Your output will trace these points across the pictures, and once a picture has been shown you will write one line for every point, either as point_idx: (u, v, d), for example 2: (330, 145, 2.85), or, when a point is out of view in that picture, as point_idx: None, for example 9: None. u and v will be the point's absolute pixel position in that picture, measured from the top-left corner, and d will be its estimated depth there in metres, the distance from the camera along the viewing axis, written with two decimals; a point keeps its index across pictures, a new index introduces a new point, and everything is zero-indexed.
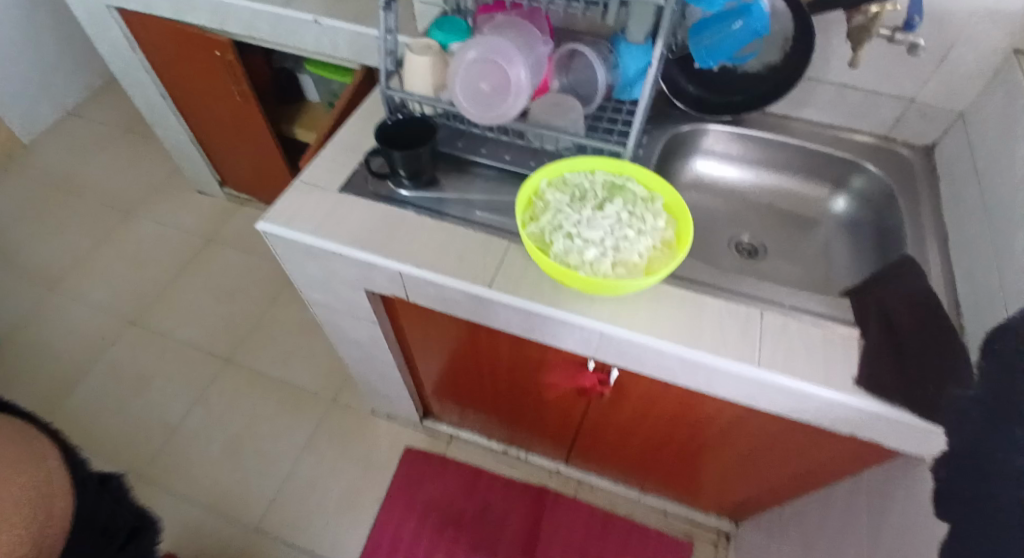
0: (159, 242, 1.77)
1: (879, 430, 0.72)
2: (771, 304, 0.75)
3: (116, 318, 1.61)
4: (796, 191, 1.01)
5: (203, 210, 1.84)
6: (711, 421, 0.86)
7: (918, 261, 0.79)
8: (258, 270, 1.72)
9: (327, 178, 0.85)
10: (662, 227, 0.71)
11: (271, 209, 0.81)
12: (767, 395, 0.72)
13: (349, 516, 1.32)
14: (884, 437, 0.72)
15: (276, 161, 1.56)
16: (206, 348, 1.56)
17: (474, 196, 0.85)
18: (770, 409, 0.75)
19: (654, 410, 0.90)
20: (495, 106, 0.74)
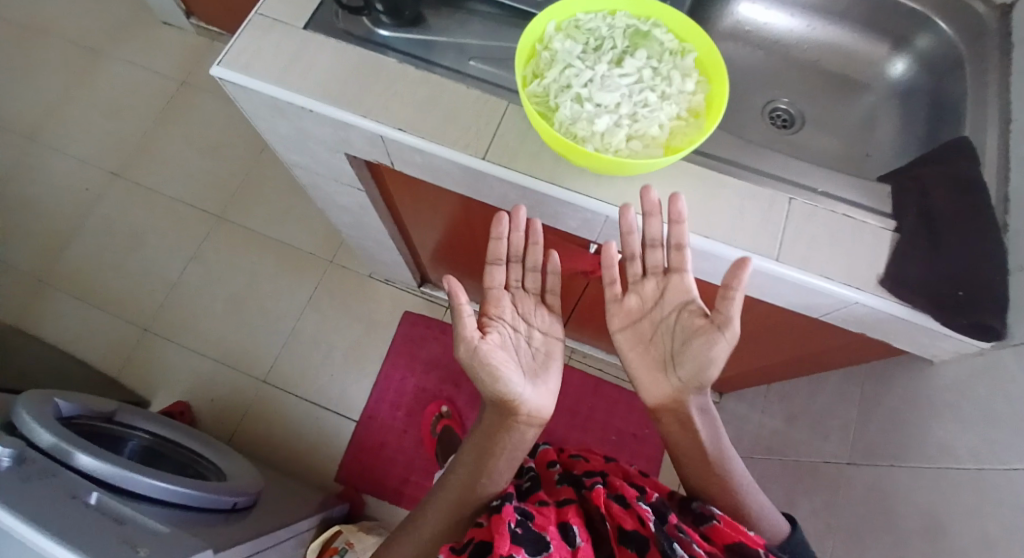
0: (132, 88, 1.62)
1: (892, 331, 0.68)
2: (801, 189, 0.66)
3: (102, 172, 1.54)
4: (850, 47, 0.86)
5: (173, 50, 1.65)
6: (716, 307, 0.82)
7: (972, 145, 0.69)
8: (241, 119, 1.58)
9: (288, 10, 0.69)
10: (690, 90, 0.60)
11: (226, 52, 0.67)
12: (780, 290, 0.67)
13: (351, 372, 1.36)
14: (895, 337, 0.69)
15: None
16: (197, 205, 1.50)
17: (467, 42, 0.71)
18: (780, 302, 0.71)
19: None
20: None
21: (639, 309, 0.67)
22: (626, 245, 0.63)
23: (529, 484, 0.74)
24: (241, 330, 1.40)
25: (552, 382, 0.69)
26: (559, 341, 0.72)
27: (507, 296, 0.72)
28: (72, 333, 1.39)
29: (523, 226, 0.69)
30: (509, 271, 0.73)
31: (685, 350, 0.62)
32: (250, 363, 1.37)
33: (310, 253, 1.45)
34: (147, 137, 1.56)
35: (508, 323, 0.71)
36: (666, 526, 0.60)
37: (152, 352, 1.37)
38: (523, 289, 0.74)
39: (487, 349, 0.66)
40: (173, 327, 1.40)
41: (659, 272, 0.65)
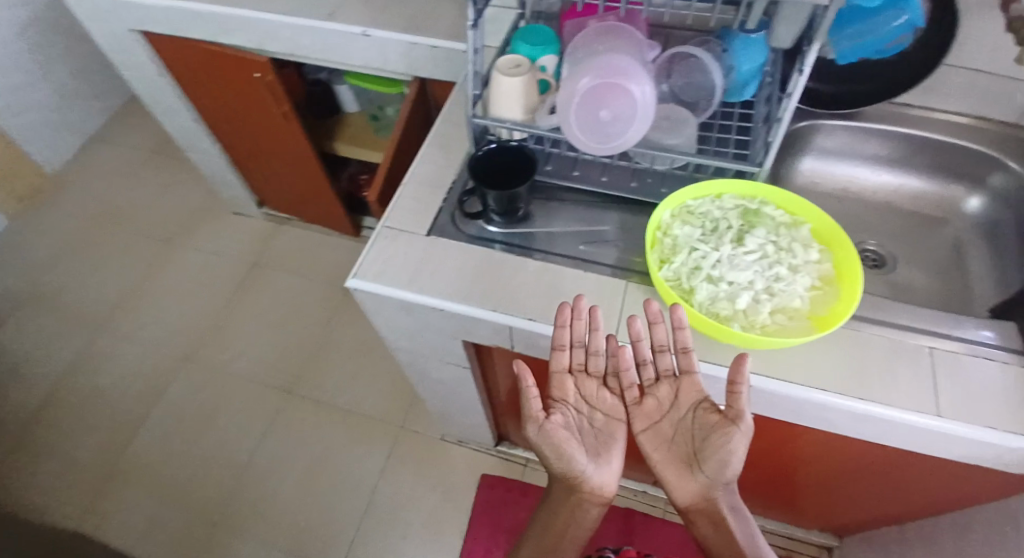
0: (201, 272, 1.69)
1: None
2: (939, 337, 0.64)
3: (170, 355, 1.55)
4: (926, 190, 0.89)
5: (242, 233, 1.75)
6: (853, 457, 0.78)
7: None
8: (305, 291, 1.63)
9: (412, 220, 0.77)
10: (814, 258, 0.62)
11: (359, 263, 0.73)
12: (940, 444, 0.63)
13: (430, 549, 1.26)
14: None
15: (320, 183, 1.45)
16: (263, 379, 1.49)
17: (575, 229, 0.76)
18: (942, 455, 0.65)
19: (777, 441, 0.82)
20: (614, 134, 0.63)
21: (659, 408, 0.61)
22: (636, 353, 0.61)
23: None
24: (314, 511, 1.32)
25: (617, 460, 0.61)
26: (622, 424, 0.63)
27: (571, 381, 0.63)
28: (135, 532, 1.31)
29: (585, 315, 0.60)
30: (574, 355, 0.63)
31: (705, 446, 0.57)
32: (325, 548, 1.28)
33: (381, 421, 1.42)
34: (215, 317, 1.60)
35: (572, 407, 0.63)
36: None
37: (221, 545, 1.29)
38: (585, 372, 0.63)
39: (547, 435, 0.60)
40: (243, 514, 1.32)
41: (671, 376, 0.61)
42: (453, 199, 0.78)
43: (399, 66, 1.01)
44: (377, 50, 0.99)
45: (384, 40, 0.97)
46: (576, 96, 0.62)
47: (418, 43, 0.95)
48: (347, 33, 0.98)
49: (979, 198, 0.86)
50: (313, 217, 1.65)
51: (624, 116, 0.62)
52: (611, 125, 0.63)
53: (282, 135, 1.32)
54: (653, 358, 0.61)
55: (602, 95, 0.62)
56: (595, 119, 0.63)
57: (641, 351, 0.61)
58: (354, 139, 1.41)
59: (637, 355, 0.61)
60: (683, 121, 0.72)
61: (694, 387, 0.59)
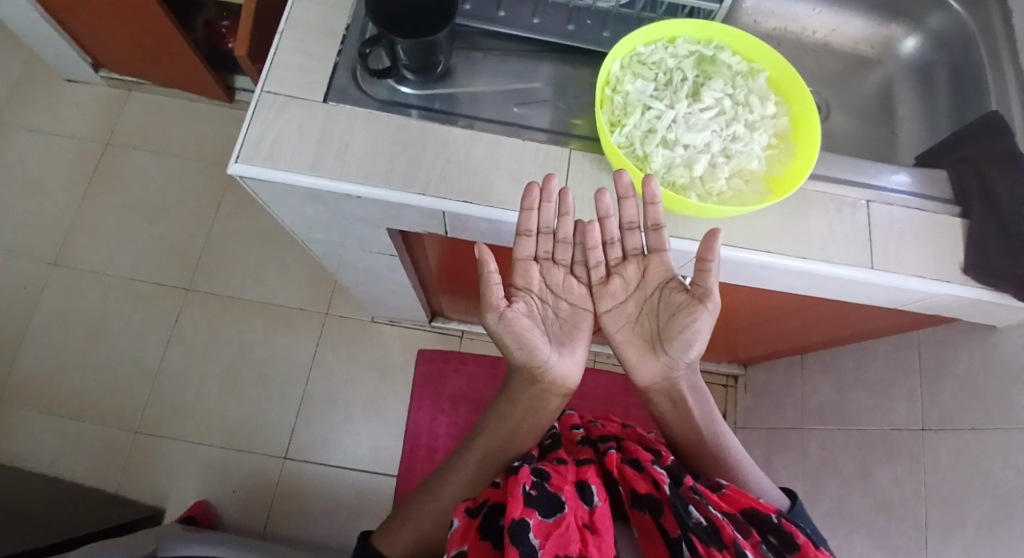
0: (42, 159, 1.39)
1: (963, 310, 0.67)
2: (873, 189, 0.64)
3: (32, 262, 1.32)
4: (860, 32, 0.85)
5: (84, 107, 1.43)
6: (782, 307, 0.81)
7: (1005, 117, 0.69)
8: (185, 173, 1.40)
9: (303, 83, 0.61)
10: (771, 113, 0.57)
11: (241, 143, 0.58)
12: (867, 293, 0.65)
13: (374, 425, 1.27)
14: (966, 314, 0.68)
15: (175, 40, 1.18)
16: (157, 279, 1.33)
17: (504, 88, 0.65)
18: (865, 301, 0.68)
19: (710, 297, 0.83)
20: None
21: (628, 292, 0.59)
22: (604, 233, 0.58)
23: (550, 441, 0.61)
24: (245, 407, 1.26)
25: (580, 350, 0.59)
26: (587, 311, 0.60)
27: (537, 271, 0.59)
28: (45, 455, 1.20)
29: (554, 197, 0.55)
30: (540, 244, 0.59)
31: (669, 326, 0.56)
32: (264, 441, 1.24)
33: (301, 310, 1.33)
34: (78, 212, 1.36)
35: (536, 296, 0.59)
36: (681, 489, 0.51)
37: (148, 453, 1.22)
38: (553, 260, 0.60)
39: (512, 321, 0.56)
40: (167, 420, 1.24)
41: (639, 256, 0.58)
42: (353, 53, 0.63)
43: None
44: None
45: None
46: None
47: None
48: None
49: (913, 36, 0.84)
50: (175, 81, 1.36)
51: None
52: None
53: None
54: (624, 243, 0.58)
55: None
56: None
57: (611, 236, 0.58)
58: None
59: (608, 237, 0.58)
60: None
61: (665, 267, 0.57)
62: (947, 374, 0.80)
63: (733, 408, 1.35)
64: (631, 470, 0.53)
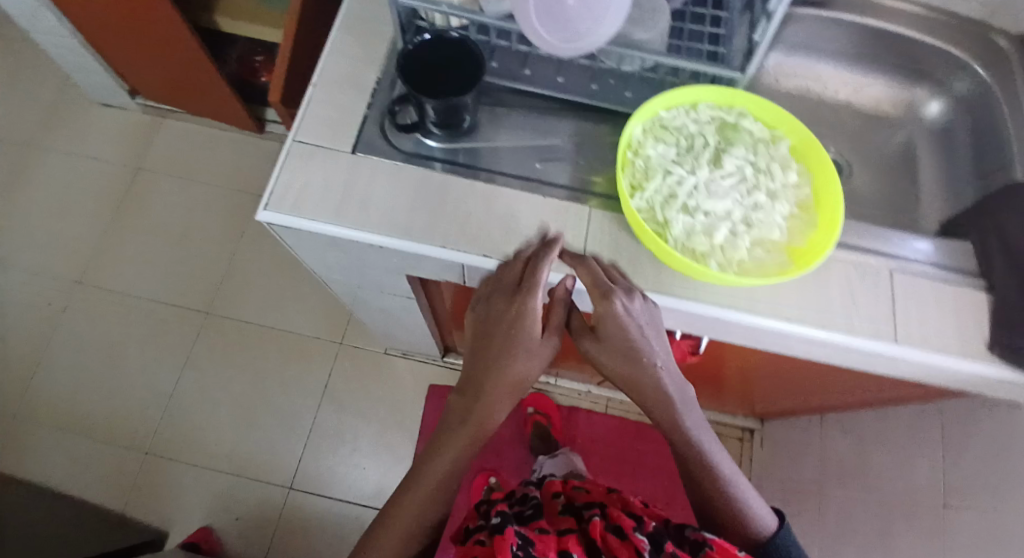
0: (75, 182, 1.43)
1: (991, 388, 0.64)
2: (897, 261, 0.63)
3: (59, 280, 1.35)
4: (883, 94, 0.85)
5: (119, 132, 1.48)
6: (800, 368, 0.80)
7: None
8: (211, 200, 1.43)
9: (334, 133, 0.63)
10: (792, 181, 0.57)
11: (271, 192, 0.60)
12: (889, 365, 0.63)
13: (381, 461, 1.26)
14: (995, 393, 0.65)
15: (204, 69, 1.22)
16: (179, 302, 1.35)
17: (526, 144, 0.66)
18: (886, 373, 0.67)
19: (726, 353, 0.82)
20: (574, 29, 0.50)
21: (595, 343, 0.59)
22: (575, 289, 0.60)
23: (529, 511, 0.60)
24: (255, 435, 1.26)
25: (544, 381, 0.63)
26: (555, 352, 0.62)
27: (496, 335, 0.59)
28: (54, 472, 1.21)
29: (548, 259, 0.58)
30: (506, 316, 0.58)
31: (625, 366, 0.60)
32: (272, 470, 1.24)
33: (314, 339, 1.34)
34: (106, 235, 1.39)
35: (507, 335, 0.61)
36: (661, 557, 0.50)
37: (157, 476, 1.22)
38: (519, 325, 0.58)
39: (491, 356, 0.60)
40: (178, 444, 1.25)
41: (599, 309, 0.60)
42: (383, 103, 0.65)
43: None
44: None
45: None
46: None
47: None
48: None
49: (937, 101, 0.83)
50: (204, 110, 1.41)
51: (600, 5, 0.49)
52: (581, 20, 0.50)
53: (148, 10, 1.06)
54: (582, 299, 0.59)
55: None
56: (561, 12, 0.49)
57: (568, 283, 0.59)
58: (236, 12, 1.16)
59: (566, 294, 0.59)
60: (654, 11, 0.61)
61: (635, 315, 0.57)
62: (971, 445, 0.77)
63: (748, 462, 1.32)
64: (613, 540, 0.52)
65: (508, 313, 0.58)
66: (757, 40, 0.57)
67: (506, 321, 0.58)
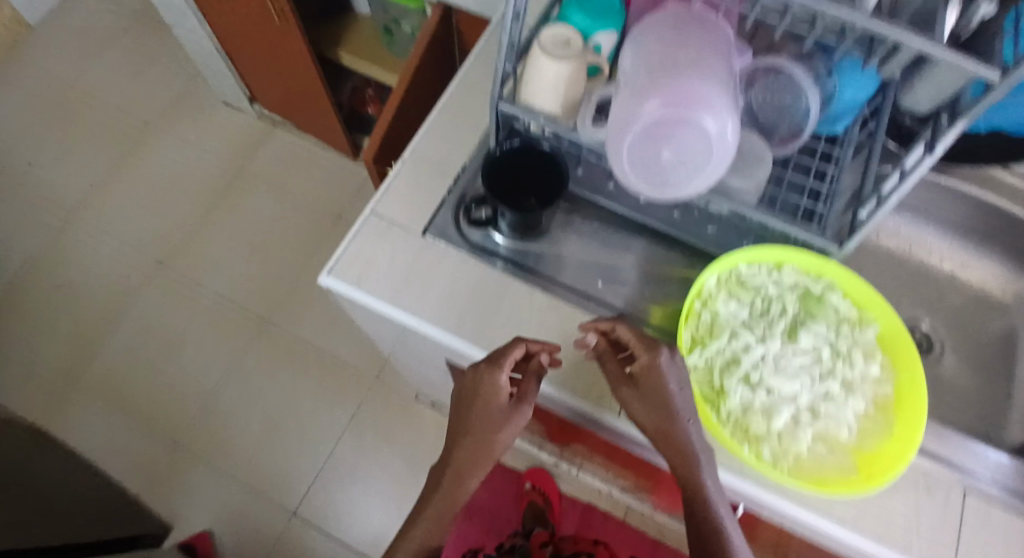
0: (183, 172, 1.55)
1: None
2: (976, 482, 0.55)
3: (144, 258, 1.45)
4: (998, 273, 0.77)
5: (232, 133, 1.59)
6: None
7: None
8: (295, 214, 1.51)
9: (409, 212, 0.64)
10: (873, 374, 0.52)
11: (337, 258, 0.61)
12: None
13: (385, 510, 1.24)
14: None
15: (317, 95, 1.30)
16: (241, 303, 1.41)
17: (591, 261, 0.64)
18: None
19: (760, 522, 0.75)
20: (665, 179, 0.47)
21: (627, 408, 0.49)
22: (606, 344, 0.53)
23: None
24: (275, 450, 1.28)
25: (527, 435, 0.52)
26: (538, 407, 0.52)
27: (473, 393, 0.51)
28: (93, 437, 1.29)
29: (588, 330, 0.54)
30: (492, 378, 0.51)
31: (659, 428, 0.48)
32: (281, 490, 1.25)
33: (352, 369, 1.36)
34: (195, 226, 1.49)
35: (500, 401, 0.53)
36: None
37: (178, 467, 1.26)
38: (503, 385, 0.51)
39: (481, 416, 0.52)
40: (204, 441, 1.29)
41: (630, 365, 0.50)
42: (464, 191, 0.65)
43: None
44: None
45: None
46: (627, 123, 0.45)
47: None
48: None
49: None
50: (310, 129, 1.50)
51: (698, 162, 0.45)
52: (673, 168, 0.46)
53: (280, 31, 1.13)
54: (613, 354, 0.52)
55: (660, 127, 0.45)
56: (654, 160, 0.46)
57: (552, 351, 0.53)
58: (359, 50, 1.23)
59: (596, 349, 0.53)
60: (758, 160, 0.56)
61: (681, 375, 0.47)
62: None
63: None
64: None
65: (492, 371, 0.50)
66: (861, 217, 0.51)
67: (488, 378, 0.51)
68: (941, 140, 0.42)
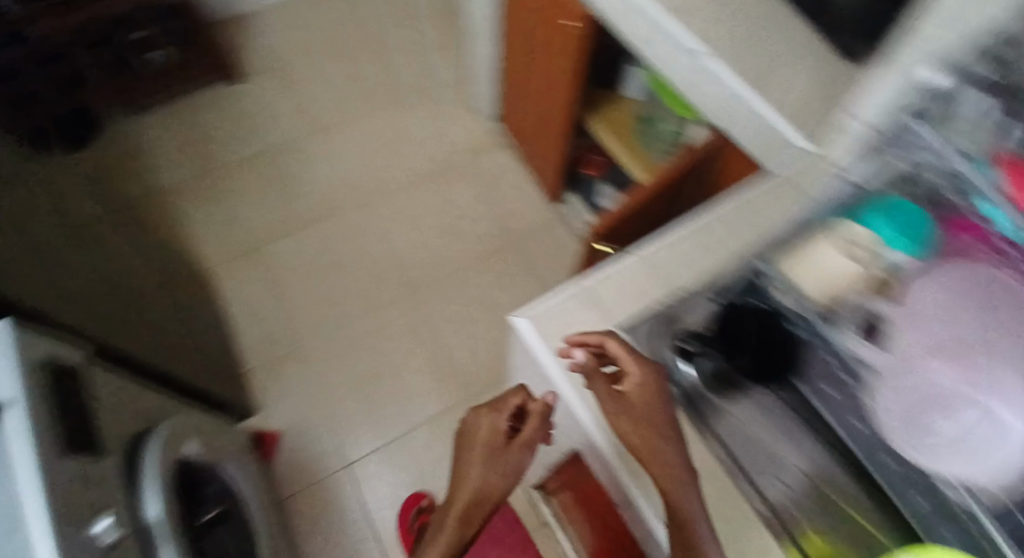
0: (410, 135, 1.68)
1: None
2: None
3: (346, 189, 1.60)
4: None
5: (464, 124, 1.71)
6: None
7: None
8: (479, 219, 1.61)
9: (618, 306, 0.67)
10: None
11: (539, 305, 0.66)
12: None
13: None
14: None
15: (555, 140, 1.37)
16: (399, 270, 1.53)
17: None
18: None
19: None
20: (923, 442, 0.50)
21: (615, 423, 0.54)
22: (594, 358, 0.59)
23: None
24: (361, 406, 1.39)
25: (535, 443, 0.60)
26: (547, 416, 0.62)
27: (476, 426, 0.61)
28: (239, 311, 1.45)
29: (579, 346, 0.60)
30: (494, 421, 0.61)
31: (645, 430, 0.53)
32: (349, 441, 1.36)
33: (456, 371, 1.44)
34: (396, 186, 1.62)
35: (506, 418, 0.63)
36: None
37: (285, 374, 1.41)
38: (495, 417, 0.61)
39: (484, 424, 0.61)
40: (314, 364, 1.42)
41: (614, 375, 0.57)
42: (685, 322, 0.64)
43: (704, 107, 0.87)
44: (696, 78, 0.85)
45: (713, 75, 0.82)
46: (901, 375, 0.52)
47: (745, 101, 0.80)
48: (682, 44, 0.84)
49: None
50: (529, 155, 1.59)
51: (974, 436, 0.48)
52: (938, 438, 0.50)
53: (557, 87, 1.22)
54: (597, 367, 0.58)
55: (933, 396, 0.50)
56: (927, 418, 0.50)
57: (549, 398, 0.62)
58: (611, 121, 1.29)
59: (584, 366, 0.57)
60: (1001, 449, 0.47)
61: (659, 387, 0.55)
62: None
63: None
64: None
65: (485, 412, 0.61)
66: None
67: (487, 414, 0.61)
68: None
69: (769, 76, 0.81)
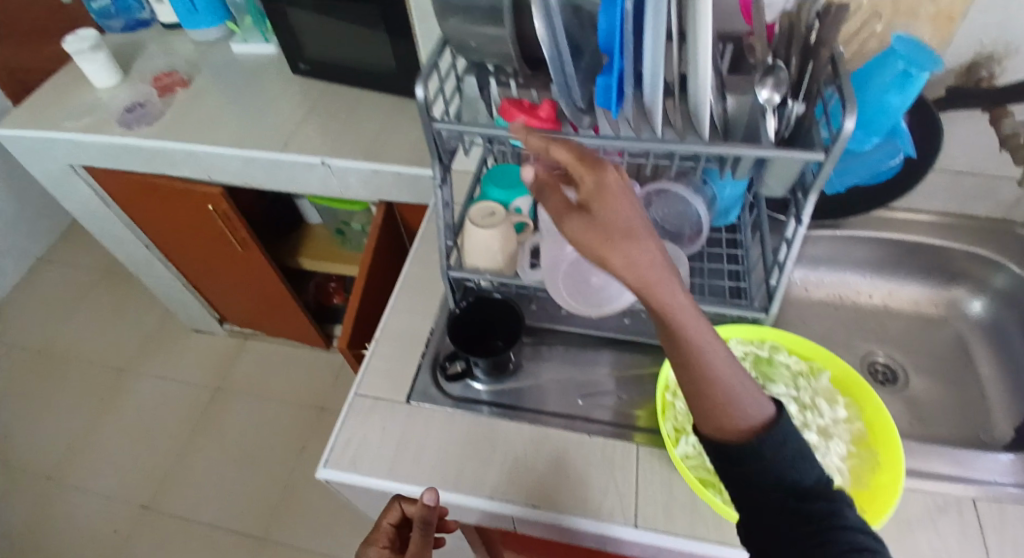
0: (159, 406, 1.56)
1: None
2: (974, 489, 0.58)
3: (129, 504, 1.40)
4: (923, 301, 0.85)
5: (205, 356, 1.65)
6: None
7: None
8: (276, 419, 1.51)
9: (390, 385, 0.69)
10: (842, 416, 0.58)
11: (330, 450, 0.64)
12: None
13: None
14: None
15: (283, 300, 1.38)
16: (233, 524, 1.35)
17: (568, 387, 0.69)
18: None
19: None
20: (595, 299, 0.55)
21: (580, 245, 0.41)
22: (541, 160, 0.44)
23: None
24: None
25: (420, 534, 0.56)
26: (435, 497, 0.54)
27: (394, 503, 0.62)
28: None
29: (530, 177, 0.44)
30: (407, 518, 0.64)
31: (617, 243, 0.39)
32: None
33: None
34: (176, 456, 1.47)
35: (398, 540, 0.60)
36: None
37: None
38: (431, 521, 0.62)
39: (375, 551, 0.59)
40: None
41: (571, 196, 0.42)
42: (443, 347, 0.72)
43: (361, 192, 1.00)
44: (337, 178, 0.98)
45: (346, 169, 0.95)
46: (562, 263, 0.55)
47: (381, 170, 0.94)
48: (307, 162, 0.96)
49: (978, 299, 0.83)
50: (276, 331, 1.56)
51: (610, 280, 0.55)
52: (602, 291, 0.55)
53: (245, 253, 1.24)
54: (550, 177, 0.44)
55: (589, 264, 0.55)
56: (584, 287, 0.56)
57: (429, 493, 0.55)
58: (318, 254, 1.38)
59: (535, 184, 0.44)
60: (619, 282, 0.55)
61: (631, 196, 0.41)
62: None
63: None
64: None
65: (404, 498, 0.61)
66: (773, 285, 0.60)
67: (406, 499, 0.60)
68: (803, 211, 0.53)
69: (377, 147, 0.96)
